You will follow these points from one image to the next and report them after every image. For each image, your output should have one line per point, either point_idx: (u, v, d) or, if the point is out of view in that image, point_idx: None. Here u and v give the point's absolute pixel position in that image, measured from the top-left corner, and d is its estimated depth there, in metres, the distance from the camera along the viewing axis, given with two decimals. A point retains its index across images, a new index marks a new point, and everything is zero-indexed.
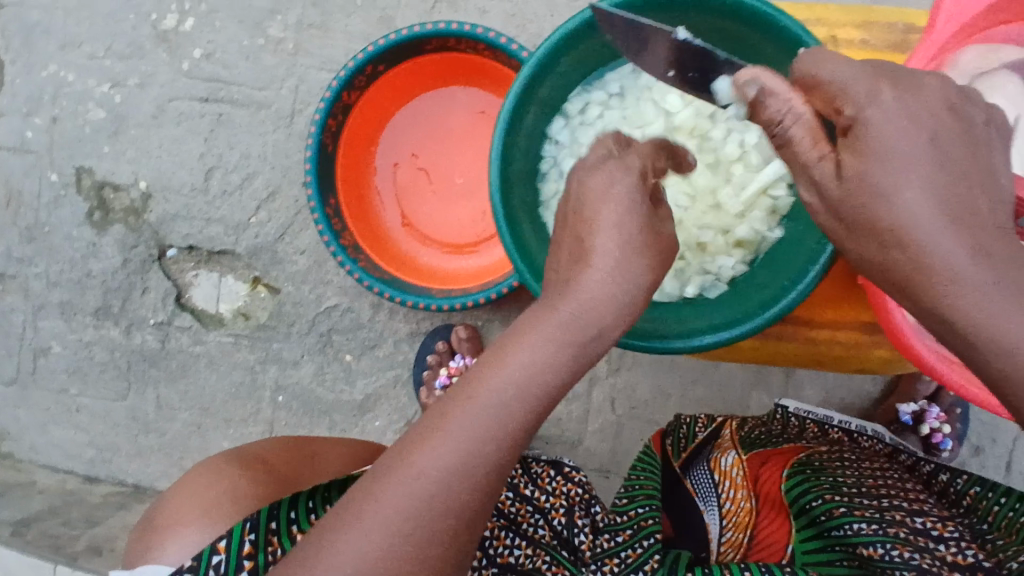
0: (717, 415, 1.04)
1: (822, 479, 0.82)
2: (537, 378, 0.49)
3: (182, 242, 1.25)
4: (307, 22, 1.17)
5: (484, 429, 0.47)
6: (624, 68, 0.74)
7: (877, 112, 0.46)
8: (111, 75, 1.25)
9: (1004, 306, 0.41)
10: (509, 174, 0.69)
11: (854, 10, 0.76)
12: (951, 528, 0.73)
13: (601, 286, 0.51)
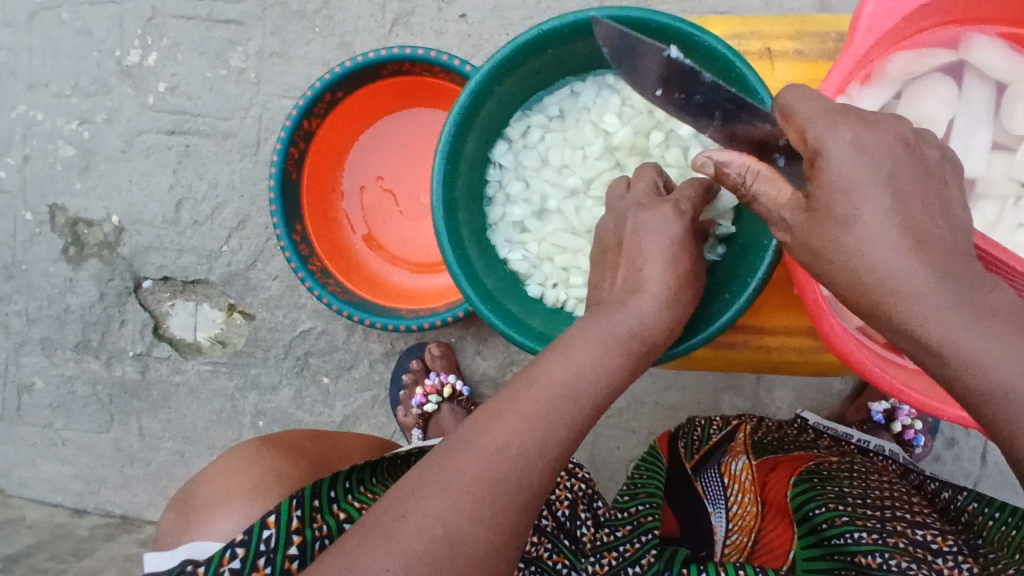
0: (732, 417, 1.04)
1: (827, 488, 0.83)
2: (605, 377, 0.54)
3: (156, 273, 1.26)
4: (268, 51, 1.19)
5: (563, 415, 0.52)
6: (562, 91, 0.75)
7: (838, 142, 0.47)
8: (78, 112, 1.26)
9: (970, 332, 0.43)
10: (452, 201, 0.70)
11: (788, 20, 0.78)
12: (950, 542, 0.74)
13: (657, 305, 0.59)
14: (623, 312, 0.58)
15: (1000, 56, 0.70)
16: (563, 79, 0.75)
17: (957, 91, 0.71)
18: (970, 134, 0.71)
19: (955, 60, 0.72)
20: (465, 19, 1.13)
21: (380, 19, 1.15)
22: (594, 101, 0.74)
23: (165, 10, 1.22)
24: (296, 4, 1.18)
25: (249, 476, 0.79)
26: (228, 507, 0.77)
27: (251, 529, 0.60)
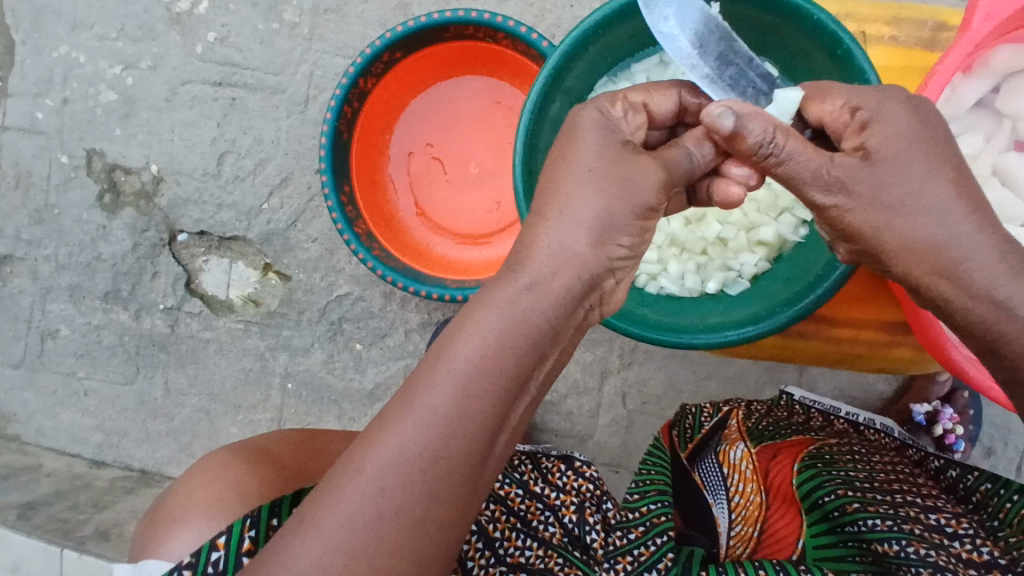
0: (724, 405, 1.06)
1: (833, 474, 0.86)
2: (480, 353, 0.48)
3: (193, 227, 1.24)
4: (323, 7, 1.16)
5: (430, 415, 0.47)
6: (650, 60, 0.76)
7: (895, 110, 0.52)
8: (123, 57, 1.24)
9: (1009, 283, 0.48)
10: (533, 163, 0.69)
11: (885, 6, 0.81)
12: (966, 525, 0.75)
13: (552, 254, 0.52)
14: (506, 279, 0.51)
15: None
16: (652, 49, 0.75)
17: None
18: None
19: None
20: None
21: None
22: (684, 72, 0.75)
23: None
24: None
25: (211, 491, 0.80)
26: (185, 521, 0.79)
27: (199, 554, 0.67)
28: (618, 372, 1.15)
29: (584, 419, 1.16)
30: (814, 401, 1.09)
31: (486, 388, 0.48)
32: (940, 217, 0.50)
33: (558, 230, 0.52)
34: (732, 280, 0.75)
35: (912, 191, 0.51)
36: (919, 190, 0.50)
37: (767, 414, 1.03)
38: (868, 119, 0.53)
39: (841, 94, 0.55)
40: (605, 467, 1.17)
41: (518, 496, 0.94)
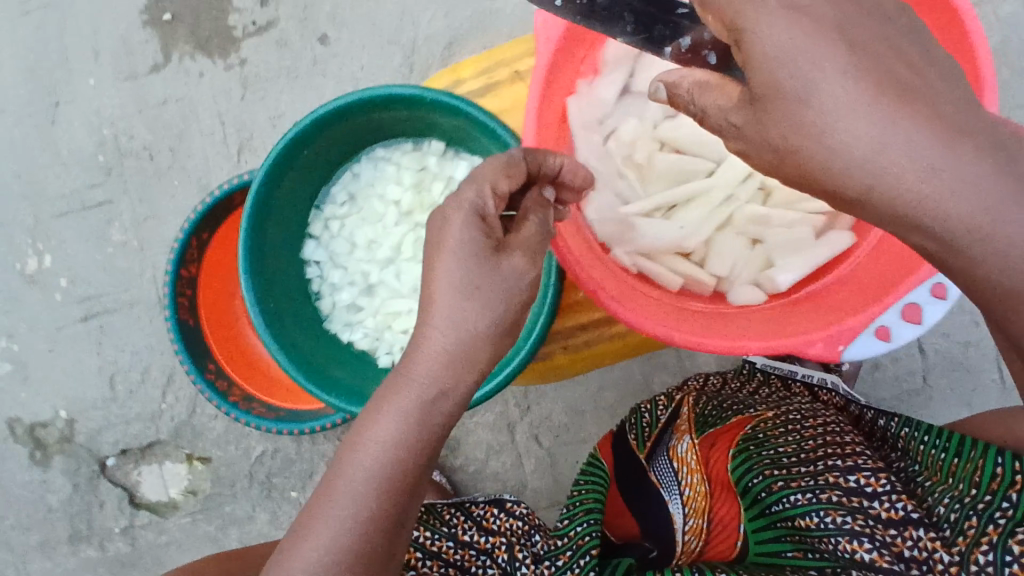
0: (677, 392, 1.05)
1: (763, 453, 0.82)
2: (388, 455, 0.55)
3: (114, 448, 1.32)
4: (141, 216, 1.25)
5: (346, 517, 0.54)
6: (343, 177, 0.78)
7: (771, 18, 0.46)
8: (2, 329, 1.33)
9: (970, 196, 0.45)
10: (274, 315, 0.72)
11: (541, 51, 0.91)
12: (884, 481, 0.70)
13: (436, 344, 0.55)
14: (404, 378, 0.56)
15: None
16: (338, 168, 0.78)
17: None
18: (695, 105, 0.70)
19: None
20: None
21: (226, 152, 1.21)
22: (375, 175, 0.78)
23: (44, 214, 1.29)
24: (151, 166, 1.23)
25: None
26: None
27: None
28: (522, 418, 1.19)
29: (512, 474, 1.19)
30: (773, 367, 1.09)
31: (400, 491, 0.55)
32: (886, 140, 0.45)
33: (434, 330, 0.55)
34: None
35: (847, 122, 0.46)
36: (852, 120, 0.46)
37: (717, 394, 1.03)
38: (738, 40, 0.47)
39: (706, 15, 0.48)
40: (550, 509, 1.19)
41: (448, 548, 0.92)
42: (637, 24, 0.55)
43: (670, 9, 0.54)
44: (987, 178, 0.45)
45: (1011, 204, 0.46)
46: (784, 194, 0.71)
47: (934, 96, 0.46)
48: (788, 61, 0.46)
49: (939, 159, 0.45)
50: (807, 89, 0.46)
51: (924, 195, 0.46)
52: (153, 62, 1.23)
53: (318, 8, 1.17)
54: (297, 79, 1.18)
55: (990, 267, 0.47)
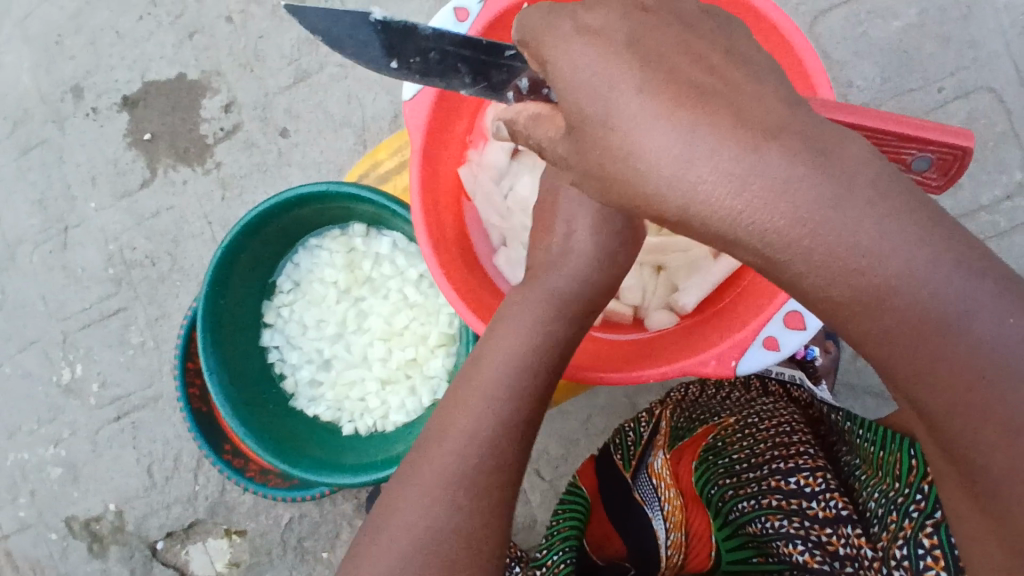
0: (655, 407, 1.11)
1: (720, 465, 0.92)
2: (526, 373, 0.63)
3: (161, 532, 1.43)
4: (153, 317, 1.37)
5: (493, 421, 0.62)
6: (285, 269, 0.91)
7: (582, 47, 0.47)
8: (52, 437, 1.47)
9: (800, 212, 0.42)
10: (240, 402, 0.82)
11: None
12: (821, 479, 0.79)
13: (567, 283, 0.66)
14: (537, 306, 0.65)
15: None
16: (281, 261, 0.91)
17: None
18: None
19: None
20: None
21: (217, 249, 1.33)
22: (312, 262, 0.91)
23: (71, 329, 1.43)
24: (154, 271, 1.36)
25: None
26: None
27: None
28: None
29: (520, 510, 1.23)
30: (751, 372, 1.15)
31: (537, 402, 0.64)
32: (686, 157, 0.44)
33: (560, 276, 0.66)
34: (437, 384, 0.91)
35: (646, 143, 0.45)
36: (651, 139, 0.45)
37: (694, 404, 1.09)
38: (550, 69, 0.49)
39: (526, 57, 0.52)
40: None
41: None
42: (470, 72, 0.62)
43: (493, 52, 0.61)
44: (806, 188, 0.42)
45: (843, 215, 0.42)
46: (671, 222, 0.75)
47: (744, 100, 0.44)
48: (598, 90, 0.47)
49: (748, 172, 0.43)
50: (609, 112, 0.47)
51: (739, 212, 0.44)
52: (142, 178, 1.36)
53: (275, 106, 1.28)
54: (267, 172, 1.29)
55: (839, 275, 0.43)
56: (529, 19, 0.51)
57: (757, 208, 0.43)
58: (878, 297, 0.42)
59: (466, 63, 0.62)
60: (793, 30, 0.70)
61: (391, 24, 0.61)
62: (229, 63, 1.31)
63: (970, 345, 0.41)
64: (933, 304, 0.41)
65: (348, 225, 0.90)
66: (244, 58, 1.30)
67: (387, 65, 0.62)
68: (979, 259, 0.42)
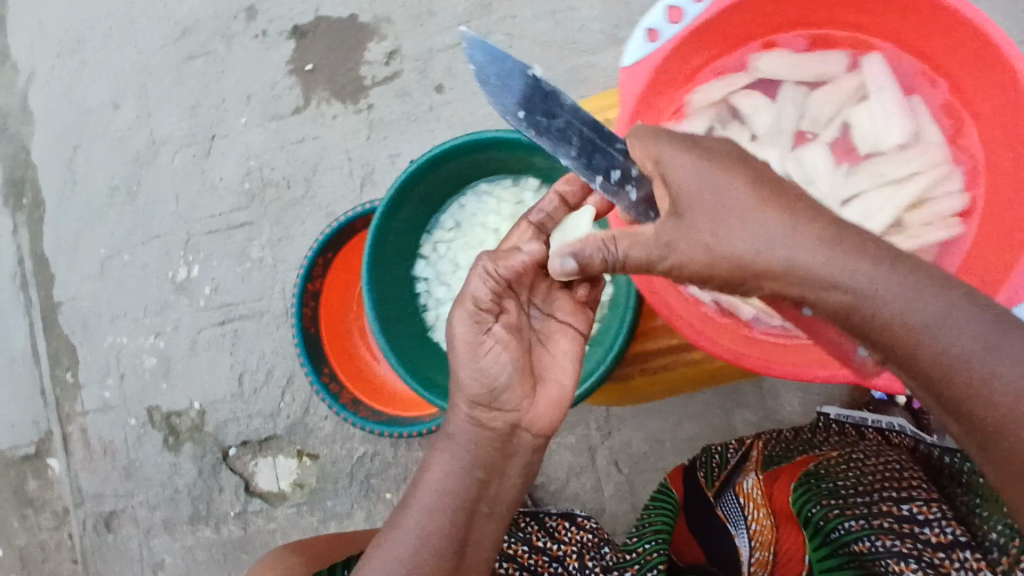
0: (746, 437, 1.13)
1: (823, 487, 0.94)
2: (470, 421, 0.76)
3: (237, 439, 1.49)
4: (277, 237, 1.44)
5: (446, 463, 0.75)
6: (452, 207, 0.94)
7: (682, 161, 0.62)
8: (153, 329, 1.55)
9: (877, 279, 0.57)
10: (389, 320, 0.86)
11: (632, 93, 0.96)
12: (935, 509, 0.85)
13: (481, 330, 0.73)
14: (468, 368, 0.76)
15: (781, 62, 0.77)
16: (450, 198, 0.93)
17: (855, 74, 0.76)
18: (771, 147, 0.76)
19: (750, 80, 0.78)
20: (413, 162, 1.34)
21: (351, 185, 1.38)
22: (479, 206, 0.93)
23: (196, 231, 1.50)
24: (287, 194, 1.43)
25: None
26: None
27: None
28: (603, 443, 1.26)
29: (591, 496, 1.26)
30: (848, 416, 1.11)
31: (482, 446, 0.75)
32: (778, 238, 0.59)
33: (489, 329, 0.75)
34: None
35: (745, 227, 0.60)
36: (748, 226, 0.60)
37: (790, 441, 1.09)
38: (664, 173, 0.63)
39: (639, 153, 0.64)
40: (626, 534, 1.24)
41: (523, 553, 1.03)
42: (582, 150, 0.69)
43: (608, 142, 0.69)
44: (877, 262, 0.58)
45: (900, 283, 0.57)
46: None
47: (805, 203, 0.61)
48: (710, 196, 0.61)
49: (831, 254, 0.58)
50: (721, 204, 0.61)
51: (830, 279, 0.58)
52: (295, 105, 1.43)
53: (436, 62, 1.33)
54: (415, 122, 1.34)
55: (910, 331, 0.57)
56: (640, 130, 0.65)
57: (859, 282, 0.57)
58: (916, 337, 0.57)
59: (581, 140, 0.69)
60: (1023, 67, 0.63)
61: (542, 85, 0.69)
62: (401, 13, 1.36)
63: (984, 372, 0.56)
64: (955, 336, 0.56)
65: (522, 178, 0.91)
66: (417, 12, 1.35)
67: (514, 115, 0.69)
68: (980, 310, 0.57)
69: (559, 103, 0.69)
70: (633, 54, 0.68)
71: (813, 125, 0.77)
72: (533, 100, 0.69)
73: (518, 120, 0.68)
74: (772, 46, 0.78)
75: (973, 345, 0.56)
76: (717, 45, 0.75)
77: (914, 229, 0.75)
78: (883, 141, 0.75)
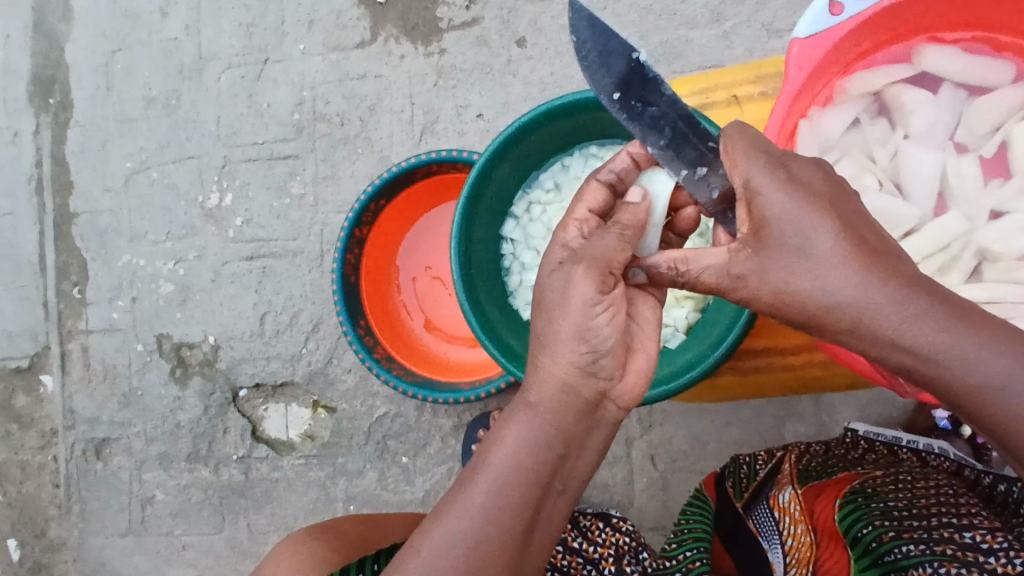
0: (778, 449, 1.07)
1: (872, 506, 0.85)
2: (558, 385, 0.65)
3: (249, 381, 1.41)
4: (322, 175, 1.36)
5: (526, 431, 0.65)
6: (553, 167, 0.87)
7: (767, 181, 0.59)
8: (174, 254, 1.46)
9: (967, 340, 0.51)
10: (472, 276, 0.80)
11: (746, 69, 0.88)
12: (1001, 538, 0.75)
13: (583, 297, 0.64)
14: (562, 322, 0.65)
15: (953, 61, 0.69)
16: (552, 157, 0.87)
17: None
18: (924, 149, 0.69)
19: (911, 74, 0.70)
20: (481, 117, 1.27)
21: (411, 131, 1.31)
22: (583, 169, 0.86)
23: (234, 158, 1.42)
24: (339, 132, 1.35)
25: (290, 565, 0.92)
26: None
27: None
28: (642, 435, 1.21)
29: (621, 488, 1.22)
30: (878, 434, 1.08)
31: (567, 416, 0.65)
32: (854, 283, 0.55)
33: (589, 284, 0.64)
34: (671, 334, 0.85)
35: (818, 267, 0.56)
36: (823, 267, 0.56)
37: (823, 457, 1.03)
38: (751, 195, 0.60)
39: (738, 164, 0.61)
40: (652, 531, 1.20)
41: (558, 553, 0.98)
42: (671, 139, 0.71)
43: (699, 138, 0.70)
44: (963, 324, 0.52)
45: (990, 347, 0.51)
46: (1009, 262, 0.66)
47: (897, 259, 0.56)
48: (787, 222, 0.58)
49: (916, 310, 0.53)
50: (804, 240, 0.57)
51: (911, 336, 0.53)
52: (360, 38, 1.34)
53: (521, 14, 1.26)
54: (489, 75, 1.27)
55: (998, 403, 0.50)
56: (733, 138, 0.63)
57: (926, 334, 0.52)
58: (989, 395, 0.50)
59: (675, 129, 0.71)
60: None
61: (643, 70, 0.72)
62: None
63: None
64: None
65: None
66: None
67: (612, 94, 0.72)
68: None
69: (658, 91, 0.71)
70: (809, 25, 0.62)
71: (970, 136, 0.69)
72: (630, 83, 0.72)
73: (611, 97, 0.70)
74: (946, 40, 0.70)
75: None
76: (888, 30, 0.68)
77: None
78: None
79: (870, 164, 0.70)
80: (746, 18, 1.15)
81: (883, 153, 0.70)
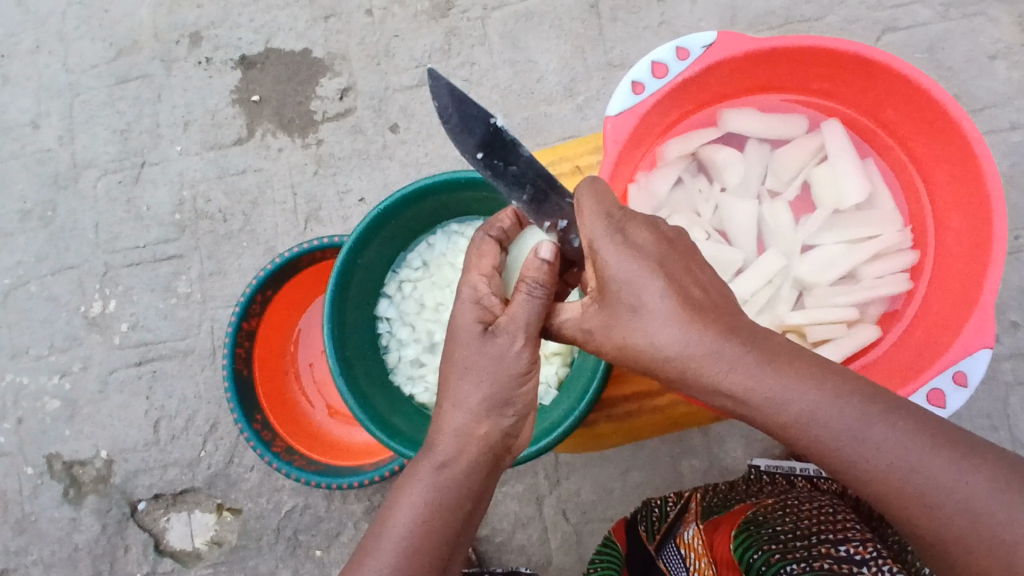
0: (685, 492, 1.11)
1: (762, 533, 0.88)
2: (465, 437, 0.63)
3: (148, 493, 1.35)
4: (208, 272, 1.35)
5: (435, 485, 0.62)
6: (420, 246, 0.92)
7: (609, 243, 0.58)
8: (58, 367, 1.40)
9: (781, 383, 0.53)
10: (349, 359, 0.81)
11: (583, 141, 0.97)
12: (871, 549, 0.80)
13: (490, 354, 0.63)
14: (468, 378, 0.63)
15: (752, 121, 0.79)
16: (417, 238, 0.92)
17: (818, 143, 0.79)
18: (741, 199, 0.79)
19: (718, 135, 0.80)
20: (363, 201, 1.31)
21: (295, 220, 1.33)
22: (447, 246, 0.91)
23: (116, 263, 1.39)
24: (223, 227, 1.36)
25: None
26: None
27: None
28: (551, 491, 1.22)
29: (537, 548, 1.22)
30: (777, 467, 1.13)
31: (474, 467, 0.62)
32: (680, 337, 0.55)
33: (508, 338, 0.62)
34: (545, 391, 0.88)
35: (648, 323, 0.57)
36: (653, 322, 0.56)
37: (723, 493, 1.07)
38: (596, 255, 0.59)
39: (588, 219, 0.60)
40: None
41: None
42: (533, 196, 0.68)
43: (559, 194, 0.68)
44: (779, 367, 0.54)
45: (805, 385, 0.53)
46: (822, 290, 0.77)
47: (723, 307, 0.57)
48: (624, 282, 0.57)
49: (736, 358, 0.54)
50: (636, 299, 0.57)
51: (734, 382, 0.54)
52: (237, 135, 1.37)
53: (392, 101, 1.32)
54: (367, 160, 1.32)
55: (815, 436, 0.52)
56: (584, 197, 0.61)
57: (746, 380, 0.54)
58: (805, 428, 0.52)
59: (537, 187, 0.68)
60: (977, 139, 0.67)
61: (502, 132, 0.68)
62: (357, 52, 1.34)
63: (888, 473, 0.51)
64: (838, 424, 0.52)
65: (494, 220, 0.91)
66: (374, 51, 1.34)
67: (475, 153, 0.68)
68: (898, 412, 0.52)
69: (518, 152, 0.68)
70: (619, 104, 0.69)
71: (777, 183, 0.80)
72: (491, 144, 0.68)
73: (473, 158, 0.66)
74: (744, 101, 0.80)
75: (857, 438, 0.52)
76: (693, 102, 0.77)
77: (867, 283, 0.77)
78: (842, 202, 0.77)
79: (697, 218, 0.79)
80: (596, 92, 1.27)
81: (707, 208, 0.79)
